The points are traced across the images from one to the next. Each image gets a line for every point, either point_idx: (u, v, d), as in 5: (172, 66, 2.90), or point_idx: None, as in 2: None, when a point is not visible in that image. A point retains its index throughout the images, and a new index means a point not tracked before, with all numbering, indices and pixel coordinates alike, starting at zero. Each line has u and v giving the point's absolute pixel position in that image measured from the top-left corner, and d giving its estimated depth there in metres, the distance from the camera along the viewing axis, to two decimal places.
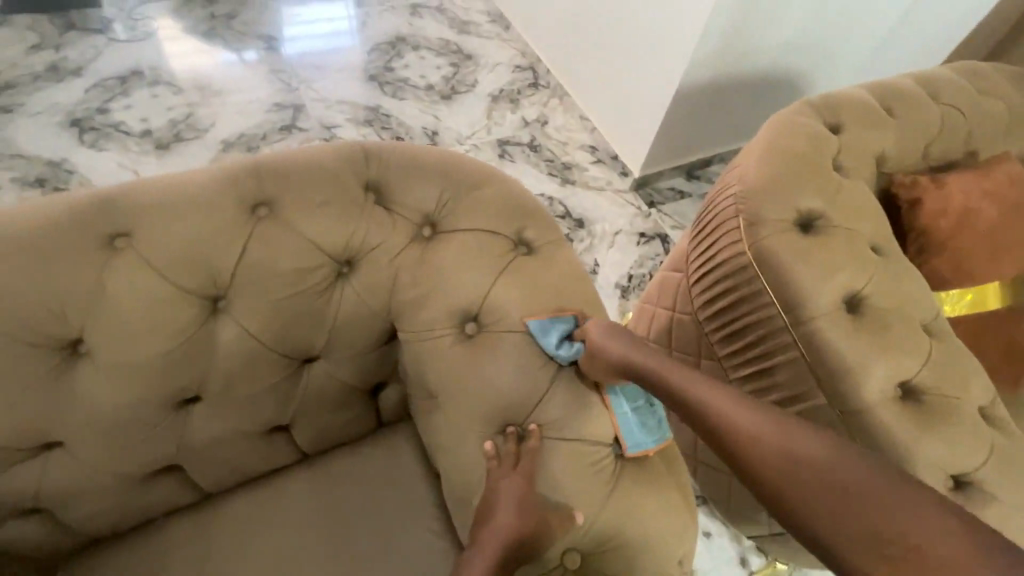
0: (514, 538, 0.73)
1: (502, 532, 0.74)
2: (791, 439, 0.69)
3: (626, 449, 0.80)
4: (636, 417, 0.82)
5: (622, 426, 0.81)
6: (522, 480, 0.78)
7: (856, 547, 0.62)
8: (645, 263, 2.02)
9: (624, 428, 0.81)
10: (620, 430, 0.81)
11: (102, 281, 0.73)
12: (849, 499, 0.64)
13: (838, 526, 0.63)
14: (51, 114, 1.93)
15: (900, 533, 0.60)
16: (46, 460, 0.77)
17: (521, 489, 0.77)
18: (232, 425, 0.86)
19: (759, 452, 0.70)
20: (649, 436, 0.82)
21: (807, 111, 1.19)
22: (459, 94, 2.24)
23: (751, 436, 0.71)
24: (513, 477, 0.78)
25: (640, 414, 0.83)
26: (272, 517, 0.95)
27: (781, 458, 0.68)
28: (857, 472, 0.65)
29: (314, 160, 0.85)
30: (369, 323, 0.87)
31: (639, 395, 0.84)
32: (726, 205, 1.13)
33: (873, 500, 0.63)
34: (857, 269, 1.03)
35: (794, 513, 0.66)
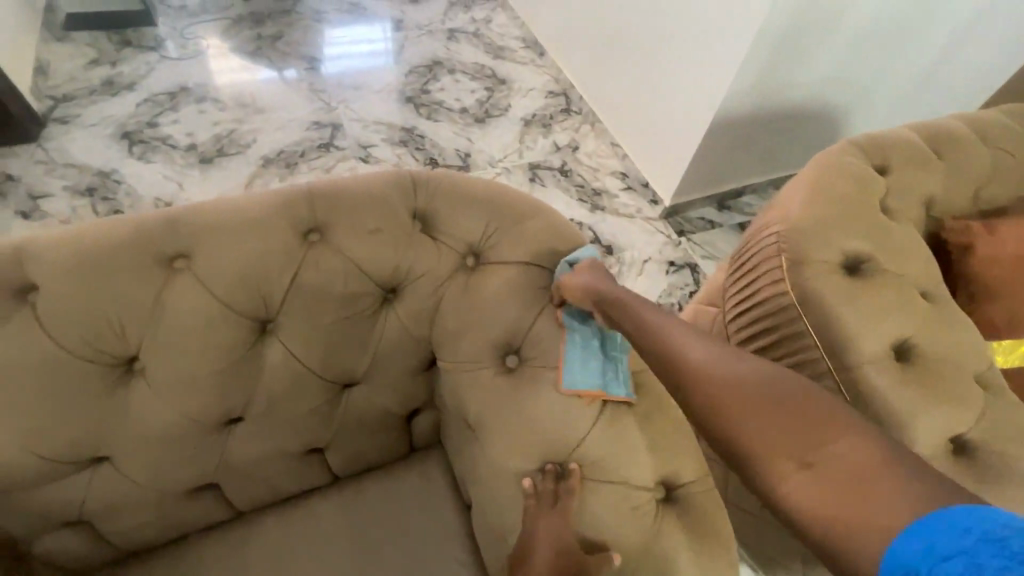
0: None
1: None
2: (741, 370, 0.69)
3: (560, 380, 0.82)
4: (585, 350, 0.84)
5: (565, 360, 0.83)
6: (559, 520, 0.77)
7: (798, 474, 0.61)
8: (674, 292, 1.99)
9: (566, 362, 0.83)
10: (564, 354, 0.83)
11: (159, 301, 0.75)
12: (786, 423, 0.63)
13: (771, 443, 0.63)
14: (104, 127, 2.02)
15: (834, 455, 0.60)
16: (93, 473, 0.79)
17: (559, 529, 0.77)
18: (272, 445, 0.87)
19: (706, 380, 0.69)
20: (589, 379, 0.82)
21: (854, 151, 1.17)
22: (493, 117, 2.28)
23: (699, 366, 0.70)
24: (551, 517, 0.78)
25: (594, 349, 0.85)
26: (302, 540, 0.95)
27: (728, 388, 0.67)
28: (798, 400, 0.65)
29: (363, 187, 0.86)
30: (410, 350, 0.88)
31: (598, 344, 0.85)
32: (768, 242, 1.11)
33: (809, 423, 0.63)
34: (906, 316, 1.01)
35: (732, 436, 0.65)
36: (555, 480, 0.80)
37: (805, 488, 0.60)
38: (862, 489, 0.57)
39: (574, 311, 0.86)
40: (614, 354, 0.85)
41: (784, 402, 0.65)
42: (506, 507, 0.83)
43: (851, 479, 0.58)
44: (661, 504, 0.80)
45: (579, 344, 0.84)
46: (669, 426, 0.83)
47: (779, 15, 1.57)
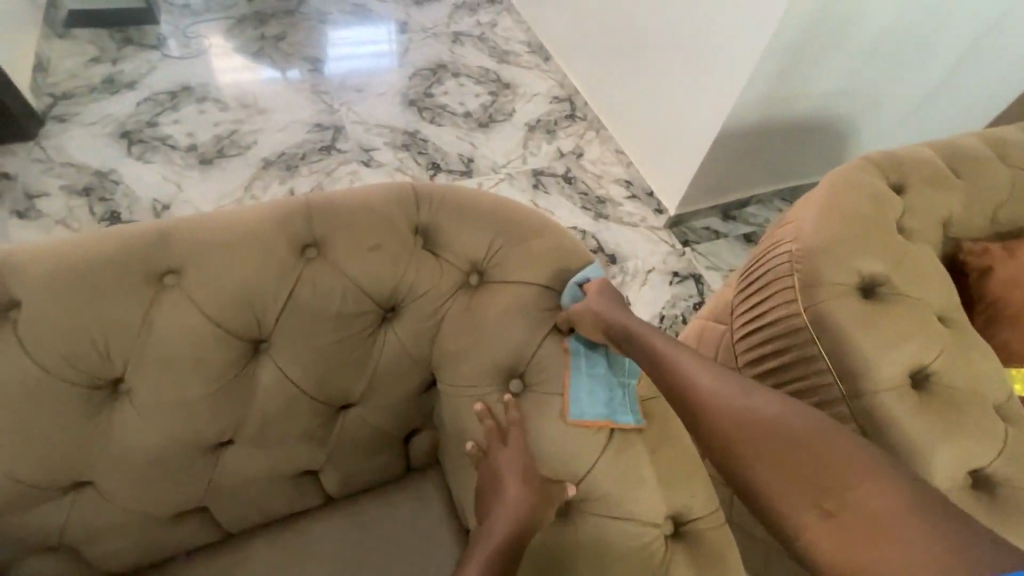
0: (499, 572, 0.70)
1: (488, 561, 0.70)
2: (762, 412, 0.70)
3: (566, 411, 0.79)
4: (592, 372, 0.82)
5: (571, 390, 0.80)
6: (523, 507, 0.73)
7: (811, 516, 0.64)
8: (677, 303, 1.95)
9: (572, 392, 0.80)
10: (570, 383, 0.80)
11: (148, 320, 0.71)
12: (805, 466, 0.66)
13: (789, 485, 0.66)
14: (103, 126, 1.99)
15: (854, 502, 0.62)
16: (76, 497, 0.75)
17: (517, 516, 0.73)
18: (265, 468, 0.84)
19: (722, 418, 0.71)
20: (596, 408, 0.79)
21: (870, 168, 1.14)
22: (497, 122, 2.25)
23: (711, 400, 0.72)
24: (514, 501, 0.73)
25: (603, 371, 0.83)
26: (294, 564, 0.91)
27: (741, 424, 0.69)
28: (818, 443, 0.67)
29: (364, 201, 0.83)
30: (410, 371, 0.85)
31: (605, 371, 0.83)
32: (780, 261, 1.08)
33: (827, 469, 0.65)
34: (924, 341, 0.97)
35: (745, 472, 0.68)
36: (529, 467, 0.76)
37: (817, 529, 0.63)
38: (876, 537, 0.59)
39: (580, 338, 0.84)
40: (622, 376, 0.83)
41: (802, 446, 0.67)
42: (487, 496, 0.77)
43: (867, 525, 0.60)
44: (669, 539, 0.77)
45: (587, 365, 0.82)
46: (679, 456, 0.80)
47: (791, 26, 1.53)
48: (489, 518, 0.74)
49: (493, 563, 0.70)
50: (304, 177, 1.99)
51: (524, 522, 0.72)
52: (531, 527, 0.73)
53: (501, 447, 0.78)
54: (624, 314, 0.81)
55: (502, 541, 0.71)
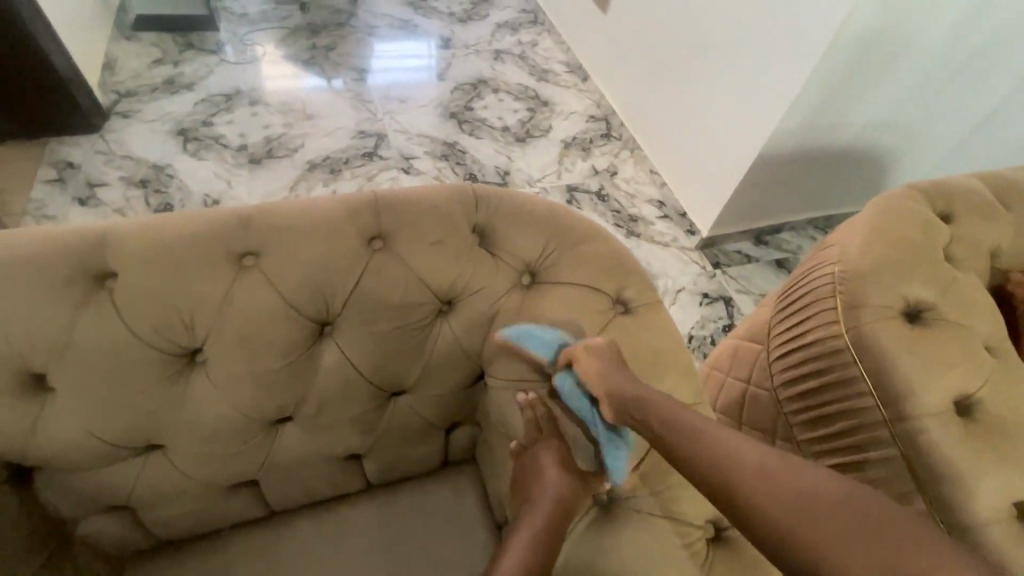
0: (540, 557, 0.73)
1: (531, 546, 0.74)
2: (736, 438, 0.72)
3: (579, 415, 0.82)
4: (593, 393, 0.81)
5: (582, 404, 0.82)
6: (563, 496, 0.77)
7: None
8: (707, 324, 1.95)
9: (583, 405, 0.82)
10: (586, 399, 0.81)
11: (228, 296, 0.76)
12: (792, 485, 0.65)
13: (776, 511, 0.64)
14: (163, 123, 2.10)
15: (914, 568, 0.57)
16: (144, 460, 0.80)
17: (556, 502, 0.77)
18: (318, 448, 0.88)
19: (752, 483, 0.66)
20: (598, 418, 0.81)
21: (917, 196, 1.15)
22: (534, 137, 2.31)
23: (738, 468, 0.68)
24: (554, 489, 0.78)
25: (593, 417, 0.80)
26: (333, 544, 0.94)
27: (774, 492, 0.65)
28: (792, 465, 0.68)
29: (429, 199, 0.88)
30: (462, 364, 0.88)
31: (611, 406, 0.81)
32: (823, 282, 1.09)
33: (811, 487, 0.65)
34: (969, 370, 0.98)
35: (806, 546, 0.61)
36: (566, 460, 0.80)
37: None
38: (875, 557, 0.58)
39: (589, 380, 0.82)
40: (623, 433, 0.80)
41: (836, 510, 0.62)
42: (523, 485, 0.81)
43: (870, 547, 0.59)
44: (707, 544, 0.78)
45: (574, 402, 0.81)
46: None
47: (837, 54, 1.55)
48: (527, 507, 0.78)
49: (535, 548, 0.74)
50: (347, 181, 2.07)
51: (564, 510, 0.77)
52: (570, 508, 0.78)
53: (539, 437, 0.83)
54: (625, 376, 0.77)
55: (543, 521, 0.76)
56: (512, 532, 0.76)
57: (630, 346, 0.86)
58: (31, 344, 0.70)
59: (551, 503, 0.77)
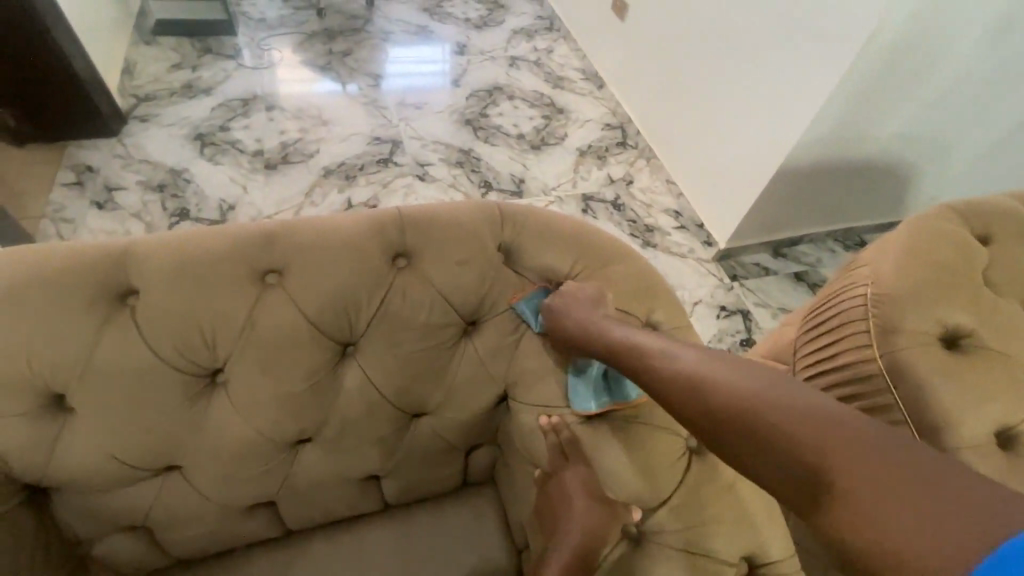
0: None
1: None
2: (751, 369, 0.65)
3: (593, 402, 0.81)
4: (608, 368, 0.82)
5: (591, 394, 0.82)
6: (594, 527, 0.75)
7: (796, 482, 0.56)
8: (724, 338, 1.91)
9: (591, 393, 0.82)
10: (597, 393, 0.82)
11: (251, 316, 0.75)
12: (797, 426, 0.57)
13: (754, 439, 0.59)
14: (180, 127, 2.11)
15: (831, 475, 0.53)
16: (162, 481, 0.78)
17: (587, 535, 0.75)
18: (336, 469, 0.85)
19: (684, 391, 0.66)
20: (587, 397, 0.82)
21: (952, 217, 1.11)
22: (549, 145, 2.29)
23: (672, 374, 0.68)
24: (585, 520, 0.75)
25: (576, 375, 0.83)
26: (349, 566, 0.92)
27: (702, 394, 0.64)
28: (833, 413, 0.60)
29: (454, 218, 0.86)
30: (486, 386, 0.86)
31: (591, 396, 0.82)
32: (854, 303, 1.05)
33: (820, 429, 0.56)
34: (1009, 400, 0.94)
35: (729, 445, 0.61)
36: (595, 485, 0.77)
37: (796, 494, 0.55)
38: (843, 515, 0.51)
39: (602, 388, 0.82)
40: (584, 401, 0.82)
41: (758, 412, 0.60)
42: (551, 515, 0.79)
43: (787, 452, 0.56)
44: None
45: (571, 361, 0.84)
46: (757, 497, 0.78)
47: (865, 68, 1.52)
48: (555, 540, 0.77)
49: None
50: (362, 187, 2.06)
51: (590, 545, 0.75)
52: (597, 541, 0.75)
53: (564, 460, 0.80)
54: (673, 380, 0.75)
55: (570, 556, 0.74)
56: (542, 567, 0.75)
57: None
58: (52, 365, 0.69)
59: (577, 539, 0.75)
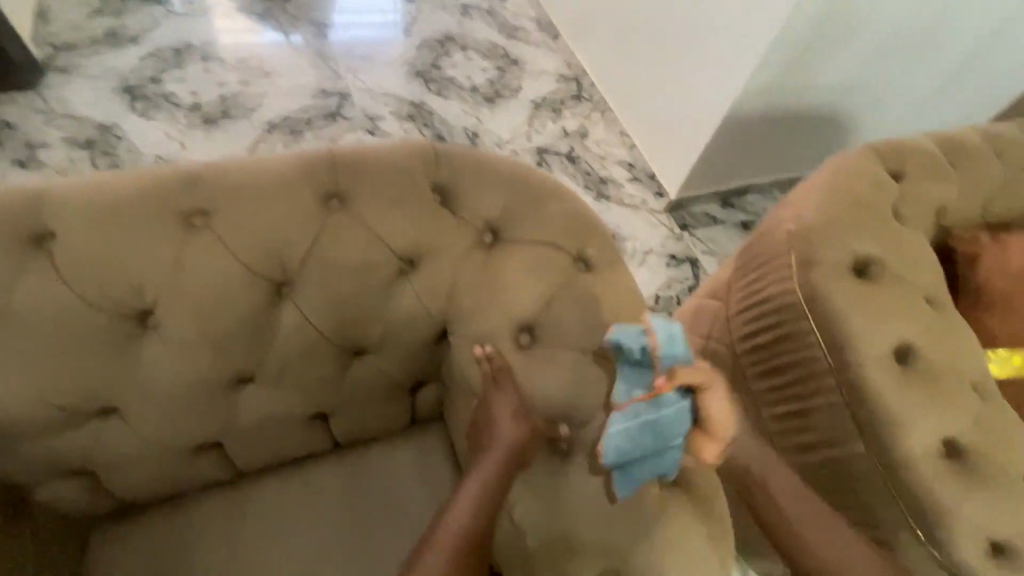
0: (490, 504, 0.77)
1: (483, 495, 0.77)
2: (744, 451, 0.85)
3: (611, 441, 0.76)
4: (676, 430, 0.76)
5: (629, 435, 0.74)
6: (516, 444, 0.81)
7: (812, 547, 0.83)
8: (673, 285, 2.00)
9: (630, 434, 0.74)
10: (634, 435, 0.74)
11: (178, 257, 0.74)
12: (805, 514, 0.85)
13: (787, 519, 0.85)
14: (107, 80, 1.97)
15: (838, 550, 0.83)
16: (101, 425, 0.79)
17: (510, 452, 0.80)
18: (280, 408, 0.87)
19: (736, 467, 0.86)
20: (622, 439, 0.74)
21: (871, 155, 1.18)
22: (503, 97, 2.24)
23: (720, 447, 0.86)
24: (509, 439, 0.81)
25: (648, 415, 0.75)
26: (300, 502, 0.96)
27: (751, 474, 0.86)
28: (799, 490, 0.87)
29: (388, 158, 0.86)
30: (425, 324, 0.88)
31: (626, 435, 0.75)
32: (779, 239, 1.12)
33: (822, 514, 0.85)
34: (908, 321, 1.03)
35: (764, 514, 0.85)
36: (521, 408, 0.83)
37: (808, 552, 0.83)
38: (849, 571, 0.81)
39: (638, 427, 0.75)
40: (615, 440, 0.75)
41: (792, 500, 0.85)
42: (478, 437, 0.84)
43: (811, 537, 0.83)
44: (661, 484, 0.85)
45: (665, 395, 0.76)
46: None
47: (805, 14, 1.55)
48: (483, 452, 0.81)
49: (487, 495, 0.78)
50: (310, 142, 1.99)
51: (517, 458, 0.81)
52: (522, 454, 0.81)
53: (495, 385, 0.84)
54: None
55: (497, 466, 0.79)
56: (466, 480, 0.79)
57: (587, 301, 0.87)
58: None
59: (506, 450, 0.80)
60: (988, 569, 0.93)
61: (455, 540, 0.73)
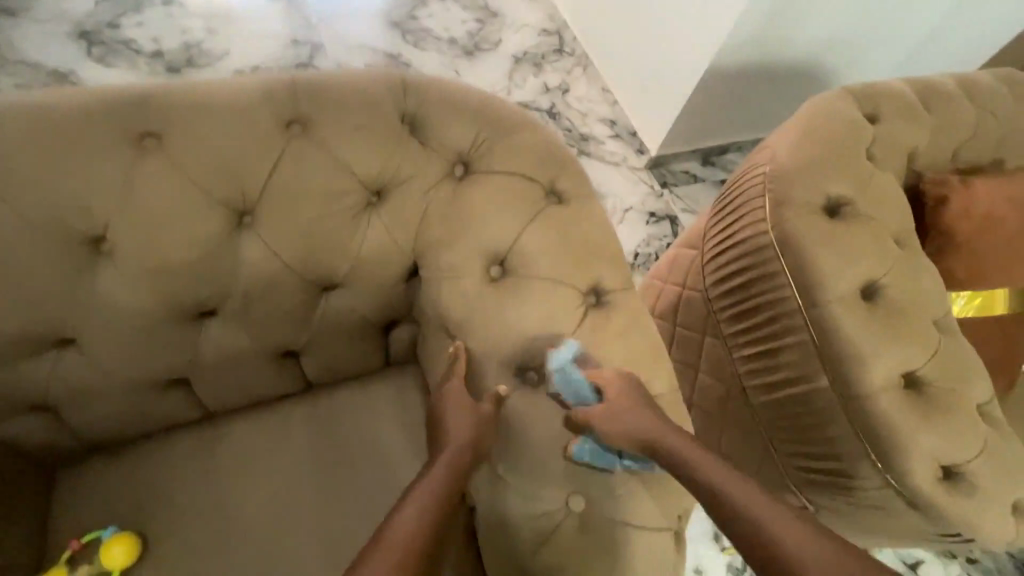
0: (442, 505, 0.71)
1: (434, 494, 0.71)
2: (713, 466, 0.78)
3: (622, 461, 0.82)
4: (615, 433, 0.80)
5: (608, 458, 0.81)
6: (469, 443, 0.77)
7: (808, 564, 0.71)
8: (651, 243, 2.00)
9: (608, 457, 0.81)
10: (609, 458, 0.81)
11: (130, 178, 0.71)
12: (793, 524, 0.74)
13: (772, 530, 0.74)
14: (60, 24, 1.84)
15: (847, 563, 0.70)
16: (59, 356, 0.77)
17: (464, 450, 0.77)
18: (247, 343, 0.86)
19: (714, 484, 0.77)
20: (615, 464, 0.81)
21: (847, 97, 1.18)
22: (482, 51, 2.16)
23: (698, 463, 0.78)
24: (461, 436, 0.78)
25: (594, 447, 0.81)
26: (271, 440, 0.95)
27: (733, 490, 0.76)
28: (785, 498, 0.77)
29: (353, 84, 0.82)
30: (395, 259, 0.86)
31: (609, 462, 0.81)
32: (755, 182, 1.12)
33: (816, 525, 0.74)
34: (876, 259, 1.05)
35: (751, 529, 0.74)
36: (473, 403, 0.81)
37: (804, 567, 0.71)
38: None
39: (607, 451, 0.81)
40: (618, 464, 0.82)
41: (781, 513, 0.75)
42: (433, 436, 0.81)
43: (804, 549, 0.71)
44: None
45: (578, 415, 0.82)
46: (644, 342, 0.86)
47: None
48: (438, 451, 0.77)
49: (439, 495, 0.71)
50: None
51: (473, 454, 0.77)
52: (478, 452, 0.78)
53: (447, 383, 0.83)
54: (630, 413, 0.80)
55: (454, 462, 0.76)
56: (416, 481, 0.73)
57: (559, 235, 0.86)
58: None
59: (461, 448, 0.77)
60: (939, 493, 0.98)
61: (406, 539, 0.65)
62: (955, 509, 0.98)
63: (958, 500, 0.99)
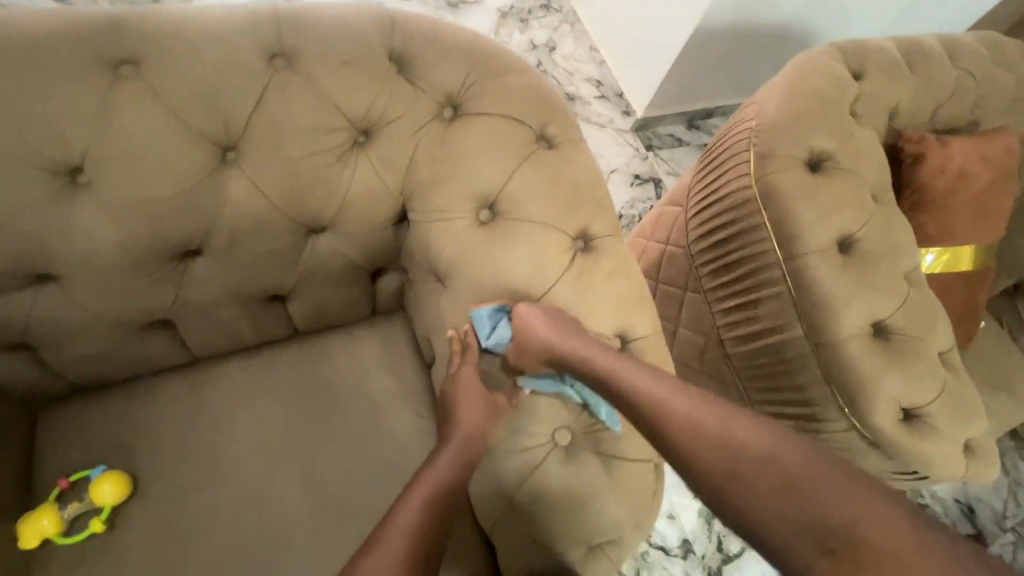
0: (443, 496, 0.76)
1: (437, 485, 0.76)
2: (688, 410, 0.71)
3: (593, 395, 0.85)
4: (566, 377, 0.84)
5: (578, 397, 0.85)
6: (474, 433, 0.81)
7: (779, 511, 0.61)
8: (635, 205, 2.00)
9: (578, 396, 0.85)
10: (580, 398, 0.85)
11: (106, 106, 0.69)
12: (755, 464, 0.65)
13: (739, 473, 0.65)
14: None
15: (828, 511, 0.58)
16: (38, 293, 0.75)
17: (468, 442, 0.81)
18: (233, 284, 0.85)
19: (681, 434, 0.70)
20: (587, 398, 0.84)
21: (833, 53, 1.18)
22: (467, 3, 2.08)
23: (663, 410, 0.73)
24: (467, 424, 0.82)
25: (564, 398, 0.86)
26: (258, 384, 0.95)
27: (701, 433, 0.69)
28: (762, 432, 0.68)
29: (338, 18, 0.80)
30: (383, 201, 0.86)
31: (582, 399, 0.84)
32: (741, 136, 1.13)
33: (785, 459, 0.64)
34: (853, 212, 1.08)
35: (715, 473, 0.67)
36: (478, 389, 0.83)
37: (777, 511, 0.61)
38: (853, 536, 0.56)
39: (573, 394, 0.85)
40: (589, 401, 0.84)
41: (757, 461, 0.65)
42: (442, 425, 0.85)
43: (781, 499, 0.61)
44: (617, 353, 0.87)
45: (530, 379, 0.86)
46: (629, 287, 0.88)
47: None
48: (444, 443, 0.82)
49: (441, 485, 0.77)
50: None
51: (476, 445, 0.81)
52: (482, 443, 0.82)
53: (459, 371, 0.86)
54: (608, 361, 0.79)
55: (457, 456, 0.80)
56: (422, 471, 0.78)
57: (547, 180, 0.87)
58: None
59: (466, 440, 0.81)
60: (900, 433, 1.04)
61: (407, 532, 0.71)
62: (913, 447, 1.05)
63: (917, 440, 1.05)
